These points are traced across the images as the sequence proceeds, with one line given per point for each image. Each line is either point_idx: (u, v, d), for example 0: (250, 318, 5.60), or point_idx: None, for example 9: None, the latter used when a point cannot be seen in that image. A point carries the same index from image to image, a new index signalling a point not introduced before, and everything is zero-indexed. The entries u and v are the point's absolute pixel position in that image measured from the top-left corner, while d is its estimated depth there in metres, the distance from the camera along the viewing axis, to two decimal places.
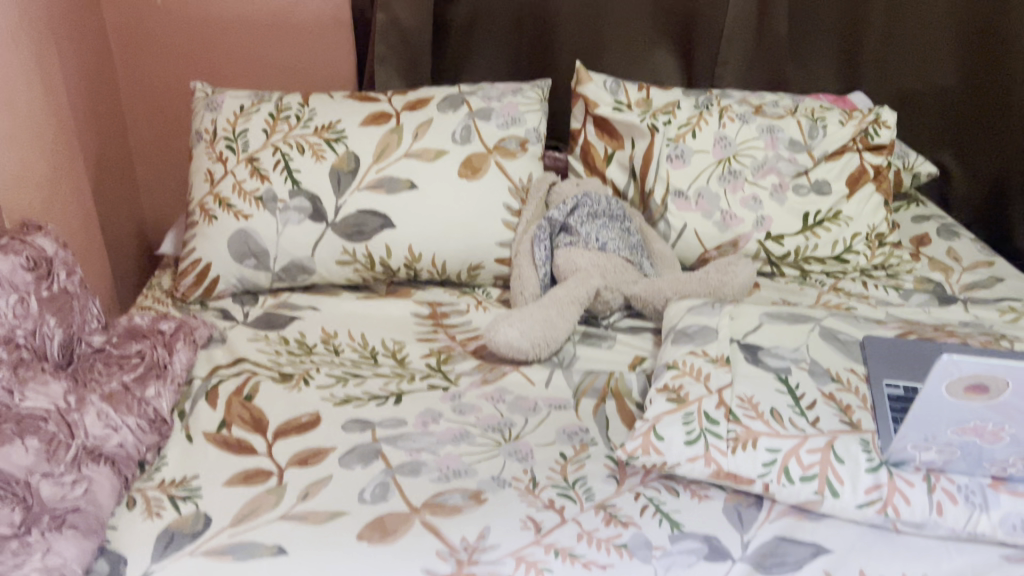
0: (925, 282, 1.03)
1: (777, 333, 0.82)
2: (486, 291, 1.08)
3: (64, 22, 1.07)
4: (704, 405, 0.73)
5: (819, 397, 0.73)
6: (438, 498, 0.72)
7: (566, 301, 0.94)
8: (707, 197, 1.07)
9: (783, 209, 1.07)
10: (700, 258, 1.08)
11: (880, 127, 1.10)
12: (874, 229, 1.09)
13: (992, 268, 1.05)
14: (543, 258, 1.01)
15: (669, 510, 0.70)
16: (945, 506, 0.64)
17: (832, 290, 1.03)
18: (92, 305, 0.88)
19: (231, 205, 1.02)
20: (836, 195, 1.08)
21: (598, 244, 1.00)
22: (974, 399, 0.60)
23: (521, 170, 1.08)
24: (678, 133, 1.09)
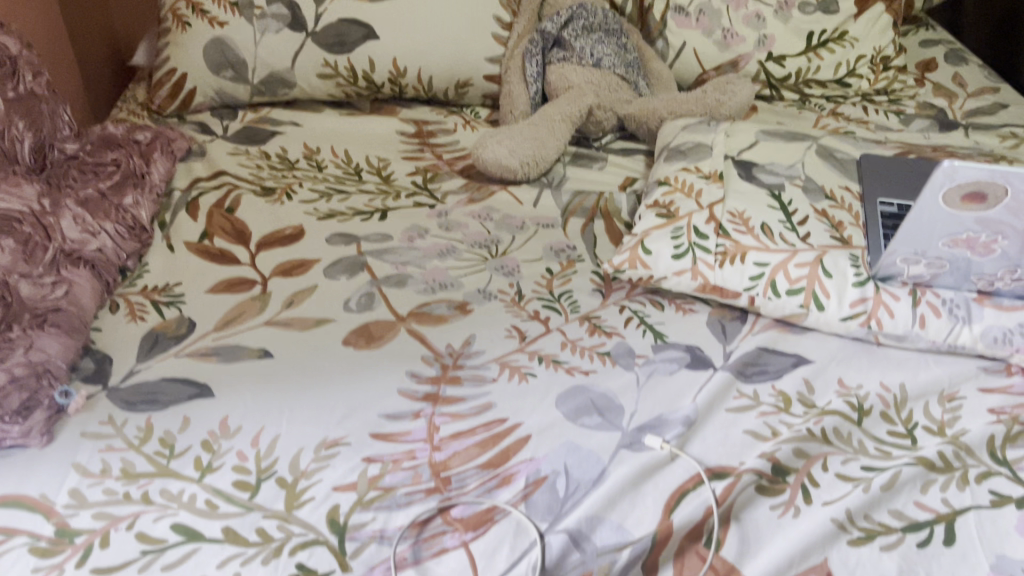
0: (927, 108, 1.00)
1: (773, 151, 0.80)
2: (474, 111, 1.05)
3: None
4: (694, 220, 0.71)
5: (812, 214, 0.72)
6: (424, 308, 0.72)
7: (557, 119, 0.91)
8: (709, 13, 1.02)
9: (787, 29, 1.02)
10: (697, 79, 1.04)
11: None
12: (880, 51, 1.05)
13: (997, 94, 1.02)
14: (534, 75, 0.97)
15: (653, 322, 0.70)
16: (928, 319, 0.64)
17: (831, 115, 0.99)
18: (62, 112, 0.85)
19: (204, 12, 0.96)
20: (844, 15, 1.03)
21: (593, 61, 0.96)
22: (970, 209, 0.58)
23: None
24: None
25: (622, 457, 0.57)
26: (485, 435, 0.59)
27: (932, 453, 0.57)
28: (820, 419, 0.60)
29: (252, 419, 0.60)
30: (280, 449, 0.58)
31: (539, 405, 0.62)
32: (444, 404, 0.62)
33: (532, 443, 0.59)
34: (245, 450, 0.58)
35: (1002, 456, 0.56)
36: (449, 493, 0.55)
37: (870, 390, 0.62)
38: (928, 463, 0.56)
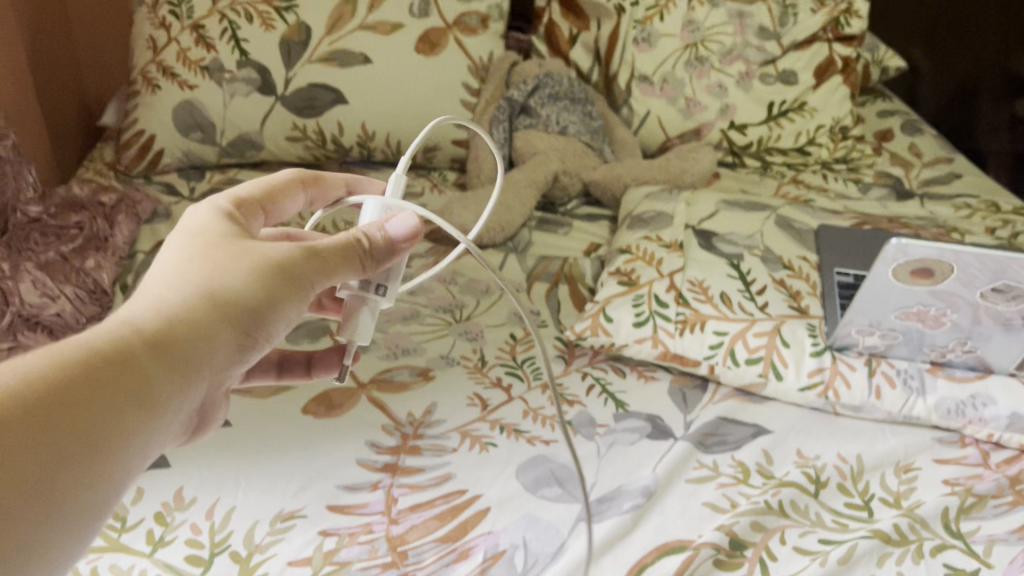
0: (884, 177, 1.03)
1: (732, 221, 0.83)
2: (442, 174, 1.05)
3: None
4: (654, 289, 0.73)
5: (770, 284, 0.74)
6: (385, 374, 0.71)
7: (523, 184, 0.91)
8: (672, 82, 1.04)
9: (748, 99, 1.04)
10: (661, 145, 1.06)
11: (852, 17, 1.07)
12: (838, 122, 1.07)
13: (951, 164, 1.05)
14: (501, 141, 0.98)
15: (615, 390, 0.70)
16: (883, 389, 0.65)
17: (791, 183, 1.02)
18: (27, 175, 0.84)
19: (175, 75, 0.96)
20: (802, 85, 1.05)
21: (558, 128, 0.98)
22: (917, 284, 0.60)
23: (482, 48, 1.05)
24: (647, 14, 1.04)
25: (581, 528, 0.57)
26: (444, 507, 0.59)
27: (888, 525, 0.57)
28: (777, 490, 0.60)
29: (208, 490, 0.59)
30: (234, 521, 0.57)
31: (499, 474, 0.62)
32: (403, 474, 0.61)
33: (491, 515, 0.58)
34: (199, 522, 0.56)
35: (956, 528, 0.57)
36: (406, 568, 0.54)
37: (828, 461, 0.63)
38: (884, 535, 0.56)
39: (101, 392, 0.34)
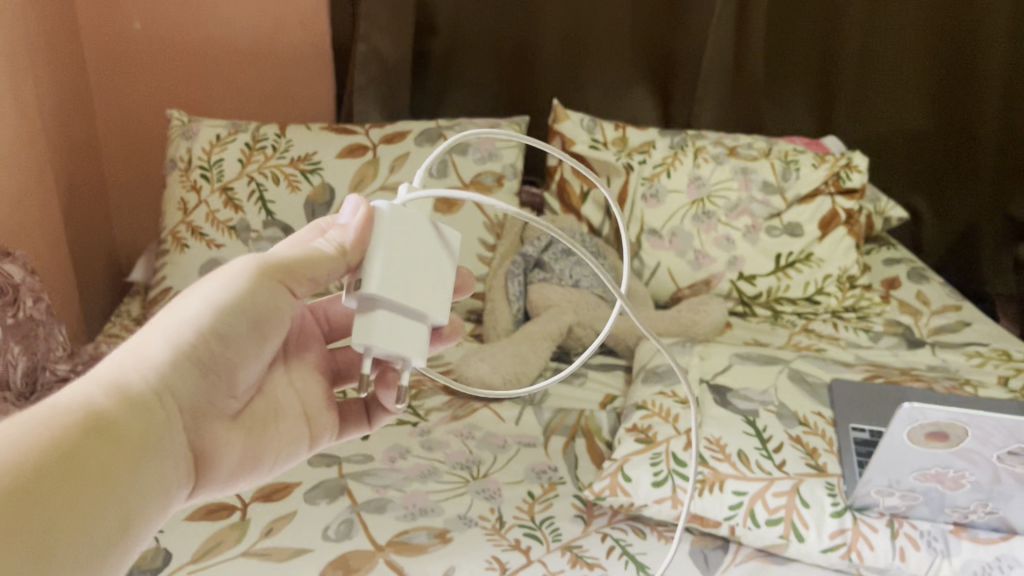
0: (894, 325, 1.04)
1: (745, 376, 0.84)
2: (459, 324, 1.06)
3: (43, 50, 1.05)
4: (671, 446, 0.73)
5: (787, 441, 0.74)
6: (403, 536, 0.69)
7: (538, 337, 0.93)
8: (681, 236, 1.08)
9: (756, 250, 1.07)
10: (672, 296, 1.09)
11: (852, 171, 1.11)
12: (846, 270, 1.10)
13: (960, 312, 1.07)
14: (516, 293, 1.00)
15: (636, 551, 0.69)
16: (908, 551, 0.64)
17: (802, 332, 1.03)
18: (58, 333, 0.86)
19: (203, 234, 1.00)
20: (808, 237, 1.09)
21: (572, 281, 1.01)
22: (934, 446, 0.61)
23: (496, 206, 1.10)
24: (653, 173, 1.11)
25: None
26: None
27: None
28: None
29: None
30: None
31: None
32: None
33: None
34: None
35: None
36: None
37: None
38: None
39: (74, 433, 0.36)
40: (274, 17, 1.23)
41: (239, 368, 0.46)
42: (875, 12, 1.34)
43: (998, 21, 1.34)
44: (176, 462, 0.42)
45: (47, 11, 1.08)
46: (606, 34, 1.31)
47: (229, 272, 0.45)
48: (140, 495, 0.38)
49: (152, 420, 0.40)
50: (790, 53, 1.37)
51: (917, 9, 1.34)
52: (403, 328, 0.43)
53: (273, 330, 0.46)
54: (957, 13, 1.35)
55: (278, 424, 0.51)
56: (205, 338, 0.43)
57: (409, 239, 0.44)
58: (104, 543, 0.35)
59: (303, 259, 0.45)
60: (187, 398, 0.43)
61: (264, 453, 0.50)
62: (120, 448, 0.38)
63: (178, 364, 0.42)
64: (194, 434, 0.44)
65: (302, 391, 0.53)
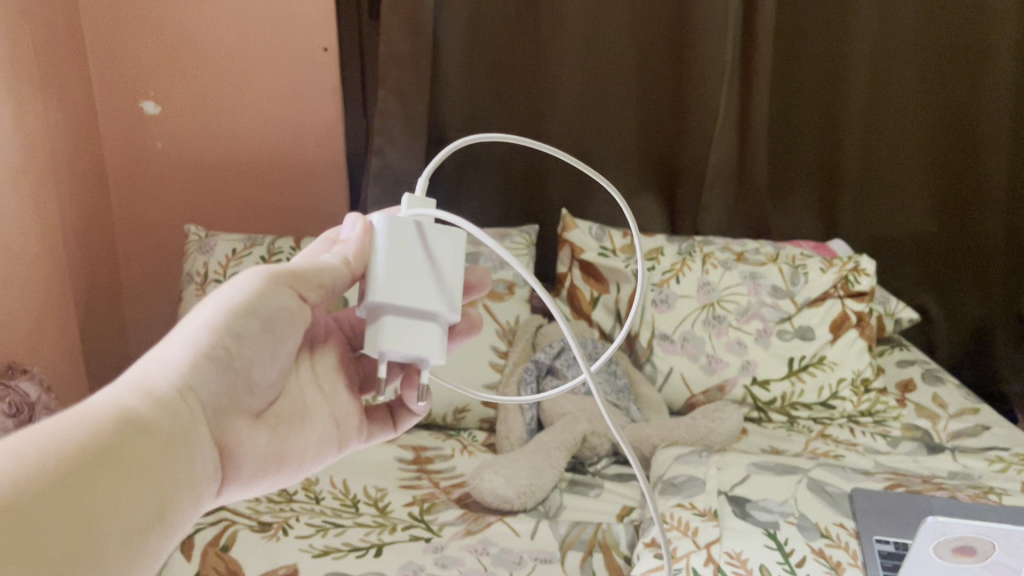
0: (912, 429, 1.03)
1: (764, 487, 0.82)
2: (472, 433, 1.05)
3: (66, 168, 1.08)
4: (692, 561, 0.71)
5: (809, 553, 0.73)
6: None
7: (552, 446, 0.92)
8: (693, 340, 1.08)
9: (768, 354, 1.07)
10: (686, 402, 1.08)
11: (860, 273, 1.12)
12: (859, 374, 1.09)
13: (978, 414, 1.06)
14: (529, 401, 1.00)
15: None
16: None
17: (820, 437, 1.02)
18: None
19: None
20: (820, 340, 1.09)
21: (585, 388, 1.00)
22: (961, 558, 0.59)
23: (507, 313, 1.13)
24: (662, 279, 1.12)
25: None
26: None
27: None
28: None
29: None
30: None
31: None
32: None
33: None
34: None
35: None
36: None
37: None
38: None
39: (103, 433, 0.38)
40: (290, 133, 1.27)
41: (256, 367, 0.47)
42: (873, 121, 1.39)
43: (995, 128, 1.38)
44: (205, 462, 0.43)
45: (73, 131, 1.12)
46: (612, 143, 1.35)
47: (240, 281, 0.47)
48: (174, 491, 0.40)
49: (180, 419, 0.42)
50: (793, 161, 1.41)
51: (916, 117, 1.38)
52: (412, 329, 0.45)
53: (286, 334, 0.48)
54: (954, 121, 1.39)
55: (305, 425, 0.52)
56: (221, 338, 0.45)
57: (412, 245, 0.47)
58: (140, 536, 0.37)
59: (311, 268, 0.48)
60: (209, 397, 0.44)
61: (291, 453, 0.50)
62: (153, 444, 0.40)
63: (197, 365, 0.44)
64: (218, 432, 0.45)
65: (330, 394, 0.54)
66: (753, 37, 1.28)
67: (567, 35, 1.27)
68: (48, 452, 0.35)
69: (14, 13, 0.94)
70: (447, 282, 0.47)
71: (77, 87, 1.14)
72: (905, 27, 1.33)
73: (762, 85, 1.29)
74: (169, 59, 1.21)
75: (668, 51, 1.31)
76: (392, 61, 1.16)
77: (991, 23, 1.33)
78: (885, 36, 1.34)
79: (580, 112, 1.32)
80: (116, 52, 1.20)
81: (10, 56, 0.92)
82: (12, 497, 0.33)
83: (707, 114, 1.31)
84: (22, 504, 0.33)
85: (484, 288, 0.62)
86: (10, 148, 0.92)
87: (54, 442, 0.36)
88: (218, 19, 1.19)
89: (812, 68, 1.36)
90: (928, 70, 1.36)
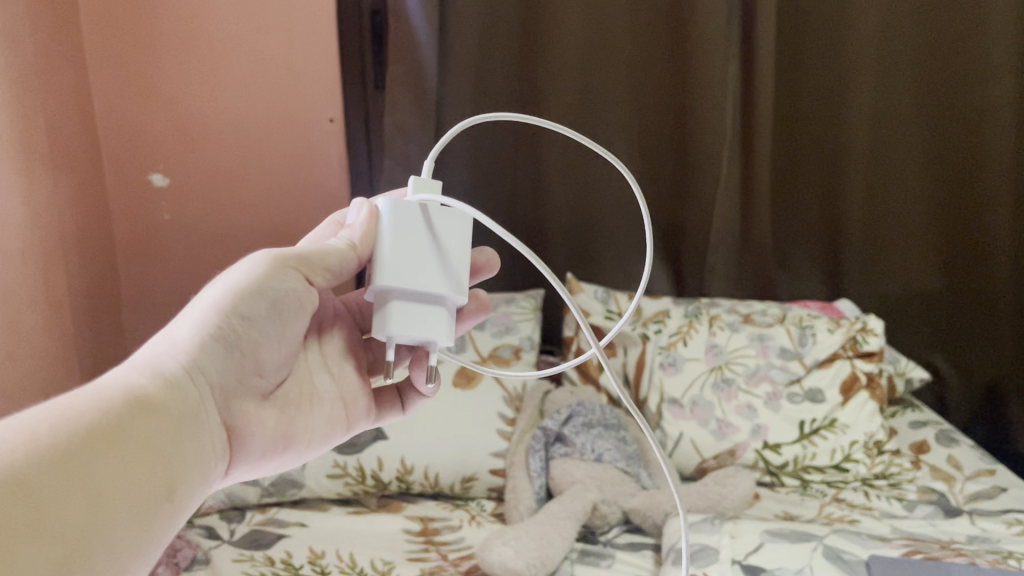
0: (928, 491, 1.01)
1: (779, 556, 0.81)
2: (480, 503, 1.03)
3: (74, 241, 1.09)
4: None
5: None
6: None
7: (562, 516, 0.89)
8: (702, 405, 1.08)
9: (779, 417, 1.07)
10: (698, 468, 1.05)
11: (868, 334, 1.13)
12: (871, 436, 1.08)
13: (995, 476, 1.04)
14: (537, 469, 0.98)
15: None
16: None
17: (834, 502, 1.00)
18: None
19: None
20: (831, 402, 1.09)
21: (593, 455, 0.99)
22: None
23: (514, 380, 1.12)
24: (669, 341, 1.13)
25: None
26: None
27: None
28: None
29: None
30: None
31: None
32: None
33: None
34: None
35: None
36: None
37: None
38: None
39: (118, 410, 0.42)
40: (296, 203, 1.28)
41: (263, 348, 0.51)
42: (875, 181, 1.40)
43: (999, 187, 1.38)
44: (211, 440, 0.48)
45: (82, 204, 1.13)
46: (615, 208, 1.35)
47: (247, 265, 0.51)
48: (179, 466, 0.44)
49: (187, 398, 0.46)
50: (796, 223, 1.42)
51: (917, 177, 1.40)
52: (420, 313, 0.49)
53: (292, 317, 0.52)
54: (956, 181, 1.40)
55: (313, 407, 0.57)
56: (228, 320, 0.49)
57: (417, 230, 0.50)
58: (151, 506, 0.41)
59: (319, 253, 0.52)
60: (216, 377, 0.49)
61: (298, 433, 0.55)
62: (161, 422, 0.44)
63: (205, 345, 0.48)
64: (225, 411, 0.50)
65: (339, 377, 0.59)
66: (753, 102, 1.31)
67: (566, 104, 1.29)
68: (71, 423, 0.40)
69: (27, 90, 0.96)
70: (453, 266, 0.50)
71: (87, 161, 1.16)
72: (900, 88, 1.36)
73: (764, 149, 1.31)
74: (177, 132, 1.23)
75: (667, 118, 1.33)
76: (397, 130, 1.18)
77: (989, 85, 1.34)
78: (882, 98, 1.36)
79: (583, 176, 1.34)
80: (125, 126, 1.22)
81: (21, 132, 0.94)
82: (38, 461, 0.36)
83: (710, 176, 1.31)
84: (35, 477, 0.36)
85: (493, 268, 0.63)
86: (19, 223, 0.93)
87: (76, 415, 0.40)
88: (226, 92, 1.22)
89: (812, 131, 1.38)
90: (926, 130, 1.38)
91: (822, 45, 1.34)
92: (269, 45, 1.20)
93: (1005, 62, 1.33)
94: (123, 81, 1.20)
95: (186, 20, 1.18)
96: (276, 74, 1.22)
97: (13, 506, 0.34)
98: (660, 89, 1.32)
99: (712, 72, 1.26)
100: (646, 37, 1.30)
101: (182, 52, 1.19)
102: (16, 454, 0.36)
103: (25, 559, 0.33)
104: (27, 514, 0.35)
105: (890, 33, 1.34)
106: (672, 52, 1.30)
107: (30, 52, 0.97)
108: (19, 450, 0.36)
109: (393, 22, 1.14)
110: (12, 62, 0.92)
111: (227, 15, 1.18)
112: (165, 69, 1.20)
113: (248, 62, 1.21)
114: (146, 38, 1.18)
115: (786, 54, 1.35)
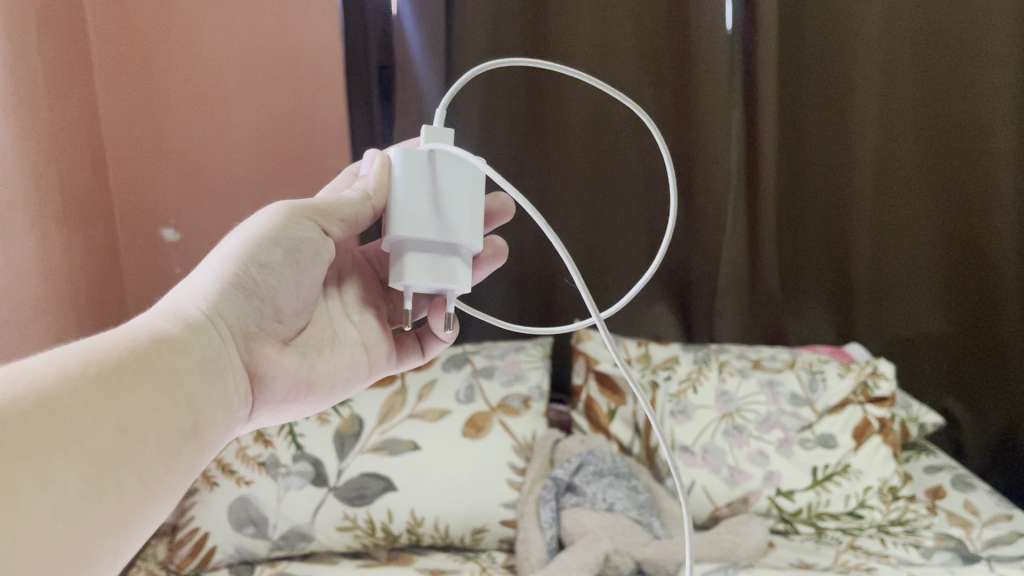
0: (945, 538, 0.99)
1: None
2: (491, 554, 1.02)
3: (85, 294, 1.10)
4: None
5: None
6: None
7: (574, 566, 0.87)
8: (713, 452, 1.07)
9: (792, 464, 1.06)
10: (711, 516, 1.04)
11: (879, 378, 1.15)
12: (886, 482, 1.07)
13: (1012, 521, 1.03)
14: (548, 520, 0.97)
15: None
16: None
17: (850, 549, 0.98)
18: None
19: (234, 471, 0.99)
20: (843, 448, 1.08)
21: (605, 504, 0.98)
22: None
23: (524, 428, 1.12)
24: (679, 389, 1.14)
25: None
26: None
27: None
28: None
29: None
30: None
31: None
32: None
33: None
34: None
35: None
36: None
37: None
38: None
39: (145, 346, 0.46)
40: None
41: (281, 295, 0.55)
42: (879, 226, 1.41)
43: (1004, 231, 1.38)
44: (233, 381, 0.53)
45: (93, 258, 1.14)
46: (621, 256, 1.36)
47: (265, 215, 0.55)
48: (201, 403, 0.48)
49: (208, 340, 0.50)
50: (803, 269, 1.42)
51: (920, 221, 1.41)
52: (433, 262, 0.52)
53: (310, 265, 0.56)
54: (960, 225, 1.40)
55: (334, 351, 0.62)
56: (247, 268, 0.53)
57: (428, 182, 0.52)
58: (178, 433, 0.45)
59: (336, 203, 0.55)
60: (236, 323, 0.53)
61: (320, 377, 0.60)
62: (184, 361, 0.48)
63: (224, 293, 0.53)
64: (248, 356, 0.55)
65: (360, 325, 0.64)
66: (755, 151, 1.32)
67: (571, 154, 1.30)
68: (105, 352, 0.44)
69: (40, 146, 0.97)
70: (464, 217, 0.52)
71: (99, 218, 1.17)
72: (901, 135, 1.38)
73: (767, 198, 1.32)
74: (189, 187, 1.25)
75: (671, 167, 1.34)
76: None
77: (990, 131, 1.35)
78: (883, 145, 1.38)
79: (589, 223, 1.35)
80: (136, 183, 1.24)
81: (33, 188, 0.95)
82: (79, 382, 0.41)
83: (715, 225, 1.32)
84: (80, 395, 0.40)
85: (509, 214, 0.66)
86: (32, 275, 0.94)
87: (110, 347, 0.45)
88: (237, 147, 1.25)
89: (814, 179, 1.39)
90: (929, 176, 1.39)
91: (823, 94, 1.35)
92: (279, 99, 1.24)
93: (1005, 107, 1.34)
94: (134, 137, 1.22)
95: (199, 81, 1.21)
96: (288, 130, 1.25)
97: (51, 419, 0.38)
98: (663, 138, 1.33)
99: (714, 120, 1.27)
100: (648, 87, 1.32)
101: (193, 110, 1.22)
102: (53, 379, 0.40)
103: (70, 461, 0.37)
104: (63, 431, 0.38)
105: (890, 83, 1.36)
106: (672, 101, 1.32)
107: (44, 109, 0.99)
108: (56, 377, 0.40)
109: (398, 73, 1.17)
110: (26, 118, 0.94)
111: (239, 76, 1.22)
112: (177, 126, 1.23)
113: (259, 119, 1.24)
114: (159, 99, 1.21)
115: (788, 104, 1.37)
